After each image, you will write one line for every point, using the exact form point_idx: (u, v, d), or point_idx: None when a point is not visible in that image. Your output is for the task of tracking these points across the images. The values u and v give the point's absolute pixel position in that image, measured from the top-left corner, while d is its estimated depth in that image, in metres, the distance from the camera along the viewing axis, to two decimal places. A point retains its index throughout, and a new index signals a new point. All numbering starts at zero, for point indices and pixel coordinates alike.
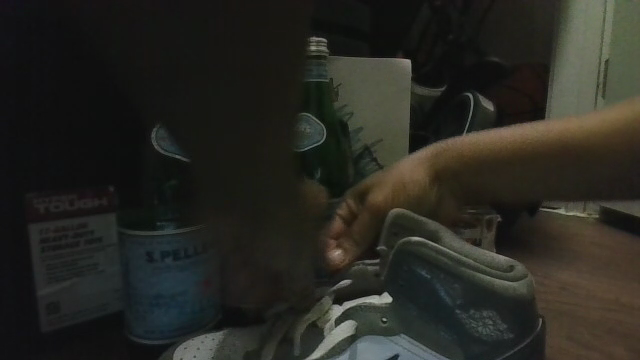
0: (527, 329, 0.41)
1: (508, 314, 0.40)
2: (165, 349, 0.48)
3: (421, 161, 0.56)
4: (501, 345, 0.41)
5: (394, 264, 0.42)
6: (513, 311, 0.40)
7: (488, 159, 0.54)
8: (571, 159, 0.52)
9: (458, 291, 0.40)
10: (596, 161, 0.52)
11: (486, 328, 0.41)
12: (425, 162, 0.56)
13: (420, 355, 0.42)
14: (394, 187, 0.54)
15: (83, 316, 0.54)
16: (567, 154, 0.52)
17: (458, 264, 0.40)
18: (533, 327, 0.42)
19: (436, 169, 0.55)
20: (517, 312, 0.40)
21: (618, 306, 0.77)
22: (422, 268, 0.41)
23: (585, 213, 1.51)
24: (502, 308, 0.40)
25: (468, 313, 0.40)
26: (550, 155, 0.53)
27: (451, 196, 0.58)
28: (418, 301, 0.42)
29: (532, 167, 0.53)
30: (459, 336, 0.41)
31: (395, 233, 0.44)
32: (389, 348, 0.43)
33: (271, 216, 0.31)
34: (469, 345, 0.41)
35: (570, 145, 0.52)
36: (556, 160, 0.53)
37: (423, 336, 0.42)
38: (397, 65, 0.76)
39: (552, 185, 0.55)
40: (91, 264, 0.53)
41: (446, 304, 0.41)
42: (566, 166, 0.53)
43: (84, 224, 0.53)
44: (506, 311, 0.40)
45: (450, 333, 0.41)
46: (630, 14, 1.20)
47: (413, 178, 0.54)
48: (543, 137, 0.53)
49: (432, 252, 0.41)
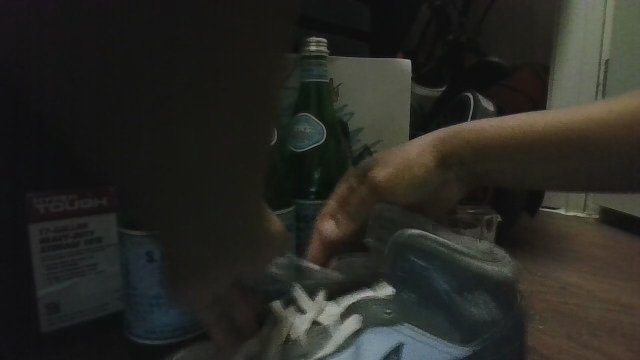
0: (512, 307, 0.44)
1: (498, 293, 0.42)
2: (165, 349, 0.48)
3: (429, 145, 0.54)
4: (492, 323, 0.43)
5: (392, 257, 0.42)
6: (502, 289, 0.42)
7: (491, 149, 0.53)
8: (576, 152, 0.51)
9: (453, 276, 0.42)
10: (597, 158, 0.51)
11: (479, 308, 0.42)
12: (432, 147, 0.54)
13: (423, 341, 0.42)
14: (402, 164, 0.52)
15: (83, 315, 0.54)
16: (571, 148, 0.51)
17: (453, 252, 0.41)
18: (519, 306, 0.44)
19: (440, 152, 0.54)
20: (505, 290, 0.42)
21: (618, 306, 0.77)
22: (420, 259, 0.42)
23: (585, 213, 1.50)
24: (493, 288, 0.42)
25: (463, 296, 0.42)
26: (547, 154, 0.52)
27: (457, 179, 0.55)
28: (419, 291, 0.43)
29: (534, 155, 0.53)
30: (455, 319, 0.42)
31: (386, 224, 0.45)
32: (394, 337, 0.42)
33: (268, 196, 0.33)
34: (464, 326, 0.43)
35: (570, 142, 0.51)
36: (558, 157, 0.52)
37: (422, 321, 0.43)
38: (397, 65, 0.76)
39: (553, 182, 0.54)
40: (91, 264, 0.55)
41: (441, 290, 0.42)
42: (571, 158, 0.52)
43: (84, 224, 0.54)
44: (497, 290, 0.42)
45: (446, 316, 0.43)
46: (630, 16, 1.20)
47: (418, 160, 0.52)
48: (545, 128, 0.52)
49: (428, 243, 0.41)
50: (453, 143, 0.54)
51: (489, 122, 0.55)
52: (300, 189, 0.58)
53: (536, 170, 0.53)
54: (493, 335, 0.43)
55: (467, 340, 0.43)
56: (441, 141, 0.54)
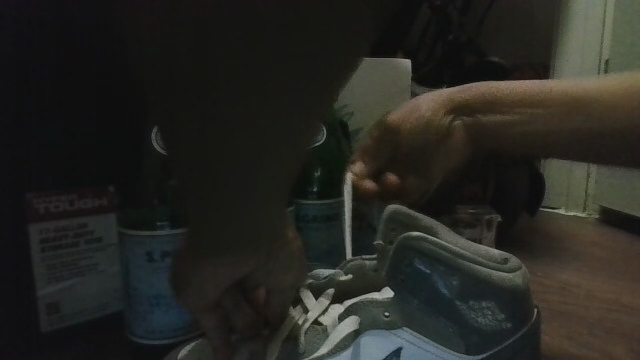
0: (523, 320, 0.42)
1: (506, 302, 0.41)
2: (165, 349, 0.47)
3: (437, 101, 0.62)
4: (501, 334, 0.41)
5: (394, 261, 0.42)
6: (511, 299, 0.41)
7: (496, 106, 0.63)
8: (567, 110, 0.60)
9: (457, 283, 0.41)
10: (583, 119, 0.59)
11: (485, 317, 0.41)
12: (438, 103, 0.62)
13: (422, 347, 0.41)
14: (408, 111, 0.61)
15: (83, 316, 0.54)
16: (564, 107, 0.60)
17: (457, 258, 0.40)
18: (531, 313, 0.43)
19: (452, 101, 0.62)
20: (514, 299, 0.41)
21: (617, 306, 0.77)
22: (421, 262, 0.41)
23: (586, 213, 1.50)
24: (500, 297, 0.41)
25: (468, 305, 0.41)
26: (534, 117, 0.62)
27: (463, 130, 0.63)
28: (420, 297, 0.41)
29: (536, 109, 0.61)
30: (460, 327, 0.41)
31: (393, 229, 0.44)
32: (392, 341, 0.42)
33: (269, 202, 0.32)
34: (469, 335, 0.41)
35: (575, 100, 0.60)
36: (548, 120, 0.61)
37: (423, 326, 0.42)
38: (395, 66, 0.76)
39: (552, 136, 0.62)
40: (91, 264, 0.53)
41: (446, 297, 0.41)
42: (565, 116, 0.60)
43: (85, 224, 0.52)
44: (503, 299, 0.41)
45: (451, 325, 0.41)
46: (630, 16, 1.21)
47: (427, 108, 0.61)
48: (548, 90, 0.61)
49: (431, 247, 0.41)
50: (461, 101, 0.62)
51: (505, 85, 0.63)
52: (301, 189, 0.58)
53: (525, 130, 0.63)
54: (503, 347, 0.41)
55: (472, 349, 0.41)
56: (448, 102, 0.62)
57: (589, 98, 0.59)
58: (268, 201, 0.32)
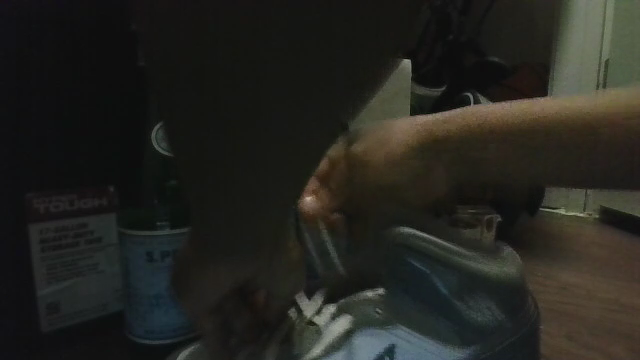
0: (516, 311, 0.45)
1: (501, 299, 0.44)
2: (167, 349, 0.47)
3: (414, 129, 0.45)
4: (498, 329, 0.44)
5: (391, 261, 0.45)
6: (505, 295, 0.44)
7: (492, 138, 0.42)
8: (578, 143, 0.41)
9: (452, 279, 0.43)
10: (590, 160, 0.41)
11: (483, 315, 0.44)
12: (417, 129, 0.45)
13: (417, 346, 0.43)
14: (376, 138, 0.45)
15: (82, 316, 0.53)
16: (573, 135, 0.41)
17: (451, 254, 0.43)
18: (525, 307, 0.46)
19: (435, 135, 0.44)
20: (508, 295, 0.44)
21: (618, 306, 0.77)
22: (418, 261, 0.44)
23: (585, 213, 1.50)
24: (494, 294, 0.43)
25: (464, 299, 0.44)
26: (545, 142, 0.41)
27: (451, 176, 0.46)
28: (419, 295, 0.44)
29: (550, 140, 0.41)
30: (459, 324, 0.44)
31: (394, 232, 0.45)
32: (386, 340, 0.43)
33: (267, 200, 0.32)
34: (467, 331, 0.44)
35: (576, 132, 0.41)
36: (558, 149, 0.41)
37: (426, 328, 0.44)
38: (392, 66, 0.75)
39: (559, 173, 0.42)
40: (91, 264, 0.53)
41: (443, 294, 0.44)
42: (572, 148, 0.41)
43: (84, 224, 0.52)
44: (498, 295, 0.44)
45: (450, 322, 0.44)
46: (631, 15, 1.21)
47: (402, 138, 0.45)
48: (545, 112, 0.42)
49: (427, 245, 0.43)
50: (445, 133, 0.44)
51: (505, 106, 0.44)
52: None
53: (535, 156, 0.42)
54: (499, 340, 0.44)
55: (472, 346, 0.44)
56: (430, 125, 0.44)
57: (594, 121, 0.41)
58: (268, 200, 0.32)
